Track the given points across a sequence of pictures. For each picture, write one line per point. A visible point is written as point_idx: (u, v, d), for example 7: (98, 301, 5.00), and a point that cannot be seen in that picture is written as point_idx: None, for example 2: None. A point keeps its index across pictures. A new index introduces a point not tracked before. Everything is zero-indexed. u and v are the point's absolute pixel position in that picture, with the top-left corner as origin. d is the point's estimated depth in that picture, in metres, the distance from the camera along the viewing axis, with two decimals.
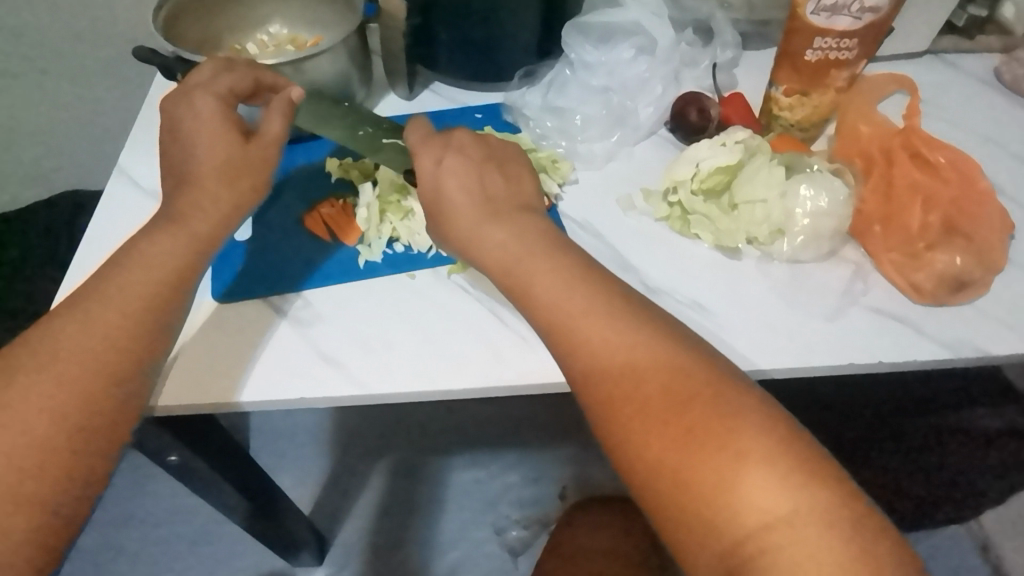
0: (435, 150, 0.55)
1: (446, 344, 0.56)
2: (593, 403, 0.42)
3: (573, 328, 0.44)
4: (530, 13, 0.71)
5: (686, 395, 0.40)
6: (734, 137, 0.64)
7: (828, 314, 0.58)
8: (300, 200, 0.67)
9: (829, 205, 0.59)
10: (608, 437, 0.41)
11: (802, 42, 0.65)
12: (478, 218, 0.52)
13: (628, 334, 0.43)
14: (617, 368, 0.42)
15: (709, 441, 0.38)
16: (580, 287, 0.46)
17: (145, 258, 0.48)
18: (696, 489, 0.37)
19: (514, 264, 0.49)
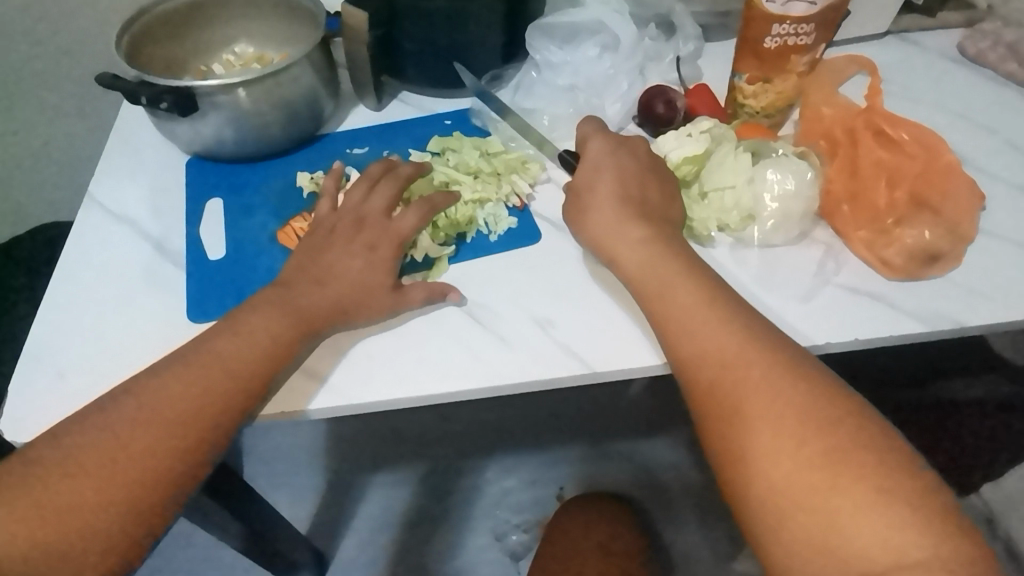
0: (588, 176, 0.59)
1: (431, 351, 0.56)
2: (722, 412, 0.44)
3: (706, 349, 0.47)
4: (492, 17, 0.72)
5: (823, 407, 0.43)
6: (698, 127, 0.64)
7: (804, 295, 0.59)
8: (272, 216, 0.67)
9: (796, 188, 0.60)
10: (727, 444, 0.43)
11: (760, 30, 0.66)
12: (617, 232, 0.55)
13: (764, 356, 0.45)
14: (753, 374, 0.45)
15: (841, 455, 0.41)
16: (719, 312, 0.48)
17: (226, 358, 0.50)
18: (816, 500, 0.40)
19: (645, 279, 0.52)
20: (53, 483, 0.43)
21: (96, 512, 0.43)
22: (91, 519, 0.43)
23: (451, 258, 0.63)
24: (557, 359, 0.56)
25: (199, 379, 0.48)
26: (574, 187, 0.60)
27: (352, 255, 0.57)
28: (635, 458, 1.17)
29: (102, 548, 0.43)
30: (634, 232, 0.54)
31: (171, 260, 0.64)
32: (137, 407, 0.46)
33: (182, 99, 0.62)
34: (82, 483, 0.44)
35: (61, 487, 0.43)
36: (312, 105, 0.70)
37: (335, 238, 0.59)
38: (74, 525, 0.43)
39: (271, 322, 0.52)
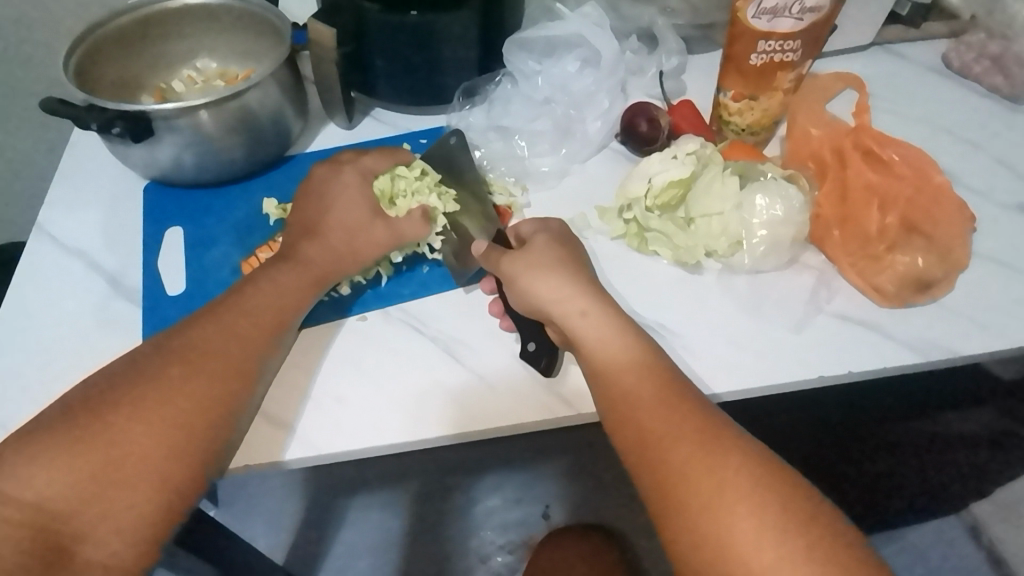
0: (544, 241, 0.56)
1: (396, 400, 0.53)
2: (696, 496, 0.41)
3: (669, 436, 0.44)
4: (466, 31, 0.68)
5: (789, 501, 0.41)
6: (685, 148, 0.61)
7: (793, 326, 0.57)
8: (236, 247, 0.63)
9: (785, 214, 0.57)
10: (701, 531, 0.40)
11: (745, 47, 0.64)
12: (576, 295, 0.51)
13: (737, 446, 0.44)
14: (715, 462, 0.43)
15: (807, 550, 0.39)
16: (687, 395, 0.47)
17: (244, 312, 0.51)
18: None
19: (616, 350, 0.49)
20: (91, 432, 0.43)
21: (138, 454, 0.43)
22: (142, 455, 0.43)
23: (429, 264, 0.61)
24: (539, 400, 0.53)
25: (223, 326, 0.50)
26: (533, 246, 0.55)
27: (301, 281, 0.54)
28: (621, 475, 1.15)
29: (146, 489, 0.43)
30: (607, 305, 0.51)
31: (125, 296, 0.60)
32: (163, 384, 0.46)
33: (135, 124, 0.58)
34: (127, 424, 0.44)
35: (99, 439, 0.43)
36: (276, 124, 0.66)
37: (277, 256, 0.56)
38: (115, 469, 0.43)
39: (285, 306, 0.53)
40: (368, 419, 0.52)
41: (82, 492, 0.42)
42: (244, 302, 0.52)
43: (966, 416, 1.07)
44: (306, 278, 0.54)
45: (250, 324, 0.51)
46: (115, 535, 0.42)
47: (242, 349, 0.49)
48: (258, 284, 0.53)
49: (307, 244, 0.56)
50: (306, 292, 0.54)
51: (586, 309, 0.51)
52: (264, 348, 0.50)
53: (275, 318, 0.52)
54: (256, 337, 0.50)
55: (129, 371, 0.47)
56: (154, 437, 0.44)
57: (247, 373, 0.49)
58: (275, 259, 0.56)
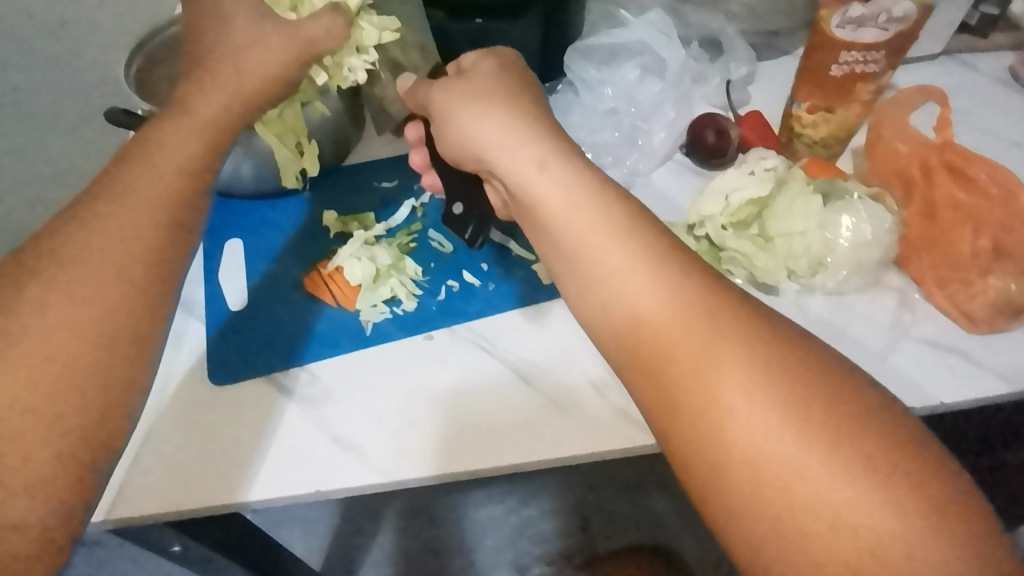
0: (484, 74, 0.46)
1: (448, 417, 0.51)
2: (698, 413, 0.32)
3: (655, 334, 0.34)
4: (530, 37, 0.66)
5: (819, 405, 0.31)
6: (763, 165, 0.59)
7: (879, 353, 0.54)
8: (295, 259, 0.61)
9: (873, 235, 0.54)
10: (706, 456, 0.31)
11: (826, 57, 0.61)
12: (526, 143, 0.41)
13: (739, 337, 0.33)
14: (724, 358, 0.33)
15: (856, 460, 0.30)
16: (668, 269, 0.35)
17: (122, 185, 0.39)
18: (851, 523, 0.29)
19: (575, 219, 0.38)
20: None
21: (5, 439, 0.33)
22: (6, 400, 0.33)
23: (493, 284, 0.59)
24: (614, 426, 0.51)
25: (90, 239, 0.37)
26: (472, 85, 0.45)
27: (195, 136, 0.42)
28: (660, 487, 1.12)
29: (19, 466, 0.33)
30: (566, 155, 0.40)
31: (186, 308, 0.58)
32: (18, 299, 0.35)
33: None
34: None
35: None
36: (339, 136, 0.64)
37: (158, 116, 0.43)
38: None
39: (170, 171, 0.40)
40: (433, 442, 0.50)
41: None
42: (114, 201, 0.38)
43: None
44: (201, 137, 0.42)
45: (126, 225, 0.37)
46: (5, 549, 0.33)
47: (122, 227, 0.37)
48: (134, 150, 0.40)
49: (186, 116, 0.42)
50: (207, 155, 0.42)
51: (544, 159, 0.40)
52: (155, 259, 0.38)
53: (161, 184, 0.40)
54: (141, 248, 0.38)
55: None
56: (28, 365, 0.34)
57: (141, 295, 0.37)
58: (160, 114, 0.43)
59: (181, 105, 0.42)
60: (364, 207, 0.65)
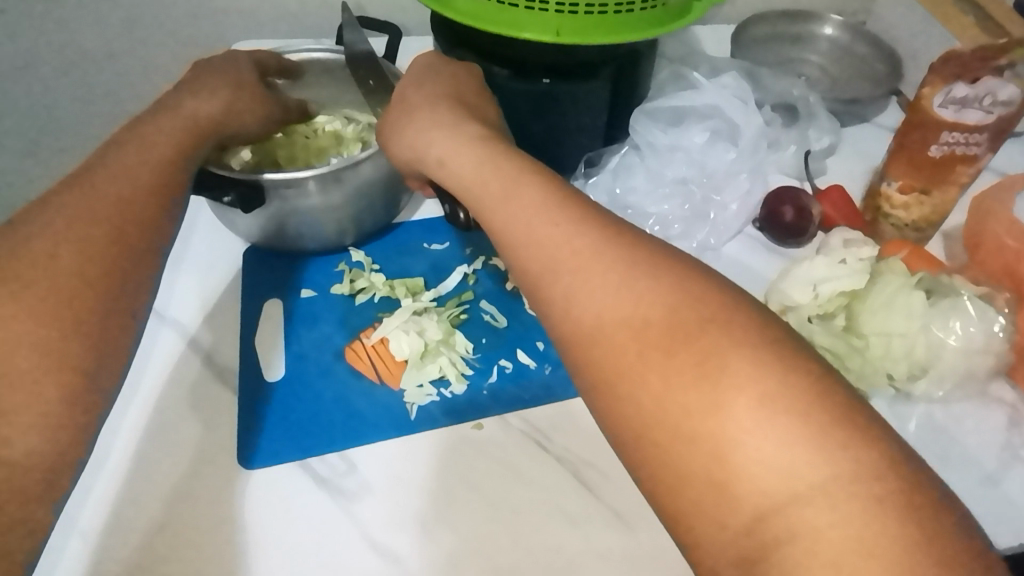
0: (413, 79, 0.49)
1: (450, 467, 0.48)
2: (573, 335, 0.33)
3: (541, 267, 0.34)
4: (600, 99, 0.62)
5: (675, 306, 0.31)
6: (856, 254, 0.53)
7: (989, 477, 0.47)
8: (337, 325, 0.57)
9: (983, 342, 0.48)
10: (586, 373, 0.32)
11: (924, 137, 0.56)
12: (438, 133, 0.43)
13: (606, 252, 0.33)
14: (594, 276, 0.33)
15: (696, 361, 0.29)
16: (556, 209, 0.36)
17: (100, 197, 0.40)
18: (723, 459, 0.27)
19: (475, 183, 0.40)
20: None
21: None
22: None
23: (550, 369, 0.54)
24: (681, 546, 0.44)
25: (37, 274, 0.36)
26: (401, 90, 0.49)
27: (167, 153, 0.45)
28: None
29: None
30: (468, 128, 0.43)
31: (216, 374, 0.54)
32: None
33: (245, 194, 0.53)
34: None
35: None
36: (391, 195, 0.61)
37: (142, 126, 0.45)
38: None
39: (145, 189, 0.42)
40: (471, 540, 0.45)
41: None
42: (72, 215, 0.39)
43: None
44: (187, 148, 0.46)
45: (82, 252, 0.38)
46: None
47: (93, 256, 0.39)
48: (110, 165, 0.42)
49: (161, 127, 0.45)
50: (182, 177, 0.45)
51: (444, 151, 0.42)
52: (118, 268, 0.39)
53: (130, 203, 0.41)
54: (107, 263, 0.39)
55: None
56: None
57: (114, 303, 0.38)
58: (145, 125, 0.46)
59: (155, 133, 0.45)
60: (414, 271, 0.61)
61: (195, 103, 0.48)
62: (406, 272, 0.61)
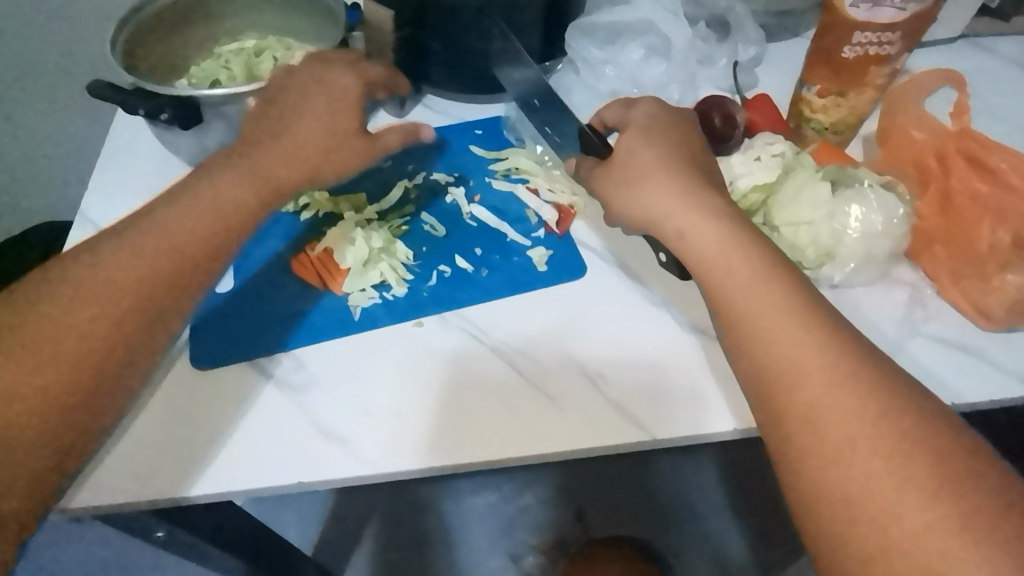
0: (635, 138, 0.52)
1: (428, 378, 0.51)
2: (797, 423, 0.37)
3: (773, 361, 0.39)
4: (532, 11, 0.63)
5: (902, 425, 0.35)
6: (769, 150, 0.56)
7: (890, 350, 0.51)
8: (283, 241, 0.59)
9: (883, 226, 0.52)
10: (796, 454, 0.37)
11: (838, 38, 0.58)
12: (687, 210, 0.47)
13: (835, 360, 0.38)
14: (847, 385, 0.37)
15: (918, 467, 0.34)
16: (801, 315, 0.40)
17: (163, 234, 0.44)
18: (922, 541, 0.32)
19: (727, 272, 0.44)
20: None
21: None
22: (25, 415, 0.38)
23: (486, 273, 0.57)
24: (609, 420, 0.49)
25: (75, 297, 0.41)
26: (626, 147, 0.52)
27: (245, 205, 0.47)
28: (660, 475, 1.09)
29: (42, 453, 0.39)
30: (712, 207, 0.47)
31: None
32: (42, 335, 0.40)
33: (186, 111, 0.55)
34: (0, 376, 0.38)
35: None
36: None
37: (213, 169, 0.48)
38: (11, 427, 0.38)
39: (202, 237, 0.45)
40: (430, 430, 0.48)
41: None
42: (130, 259, 0.43)
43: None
44: (251, 196, 0.47)
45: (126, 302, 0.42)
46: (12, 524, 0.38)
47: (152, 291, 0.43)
48: (180, 205, 0.45)
49: (223, 180, 0.47)
50: (247, 218, 0.47)
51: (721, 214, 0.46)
52: (149, 311, 0.43)
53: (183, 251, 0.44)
54: (141, 299, 0.42)
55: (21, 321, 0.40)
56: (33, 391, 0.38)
57: (133, 325, 0.42)
58: (217, 166, 0.48)
59: (227, 180, 0.47)
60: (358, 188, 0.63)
61: (262, 146, 0.50)
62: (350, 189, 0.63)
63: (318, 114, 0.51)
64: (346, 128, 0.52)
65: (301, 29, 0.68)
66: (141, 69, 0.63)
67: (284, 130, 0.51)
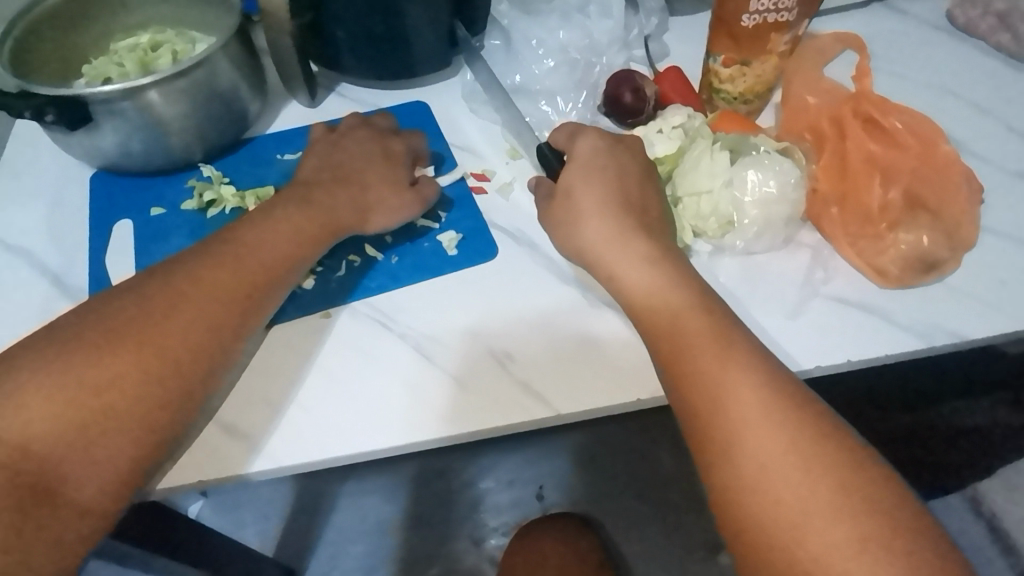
0: (579, 142, 0.55)
1: (343, 370, 0.51)
2: (700, 413, 0.41)
3: (684, 357, 0.43)
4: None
5: (795, 419, 0.39)
6: (671, 122, 0.58)
7: (790, 311, 0.52)
8: (190, 239, 0.58)
9: (779, 190, 0.53)
10: (698, 442, 0.41)
11: (737, 7, 0.58)
12: (619, 193, 0.51)
13: (736, 357, 0.42)
14: (743, 374, 0.41)
15: (803, 454, 0.38)
16: (710, 317, 0.44)
17: (248, 253, 0.49)
18: (801, 517, 0.36)
19: (644, 267, 0.48)
20: (79, 373, 0.41)
21: (50, 448, 0.39)
22: (122, 403, 0.41)
23: (397, 262, 0.57)
24: (516, 400, 0.49)
25: (156, 312, 0.44)
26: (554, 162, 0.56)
27: (282, 233, 0.51)
28: (618, 449, 1.10)
29: (134, 433, 0.41)
30: (628, 198, 0.51)
31: (71, 297, 0.55)
32: (131, 337, 0.43)
33: (70, 109, 0.53)
34: (106, 369, 0.42)
35: (100, 380, 0.41)
36: (236, 106, 0.61)
37: (279, 208, 0.53)
38: (103, 414, 0.41)
39: (279, 258, 0.50)
40: (337, 420, 0.48)
41: (73, 437, 0.40)
42: (210, 276, 0.47)
43: (979, 405, 0.93)
44: (316, 230, 0.52)
45: (195, 314, 0.45)
46: (97, 487, 0.40)
47: (234, 296, 0.47)
48: (258, 231, 0.51)
49: (292, 213, 0.53)
50: (319, 240, 0.52)
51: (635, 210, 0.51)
52: (231, 322, 0.46)
53: (262, 271, 0.49)
54: (222, 307, 0.46)
55: (109, 322, 0.43)
56: (131, 392, 0.42)
57: (218, 336, 0.46)
58: (288, 201, 0.54)
59: (286, 215, 0.52)
60: (269, 182, 0.62)
61: (327, 191, 0.55)
62: (259, 183, 0.62)
63: (374, 164, 0.58)
64: (400, 179, 0.57)
65: (203, 21, 0.67)
66: (32, 70, 0.61)
67: (342, 176, 0.57)
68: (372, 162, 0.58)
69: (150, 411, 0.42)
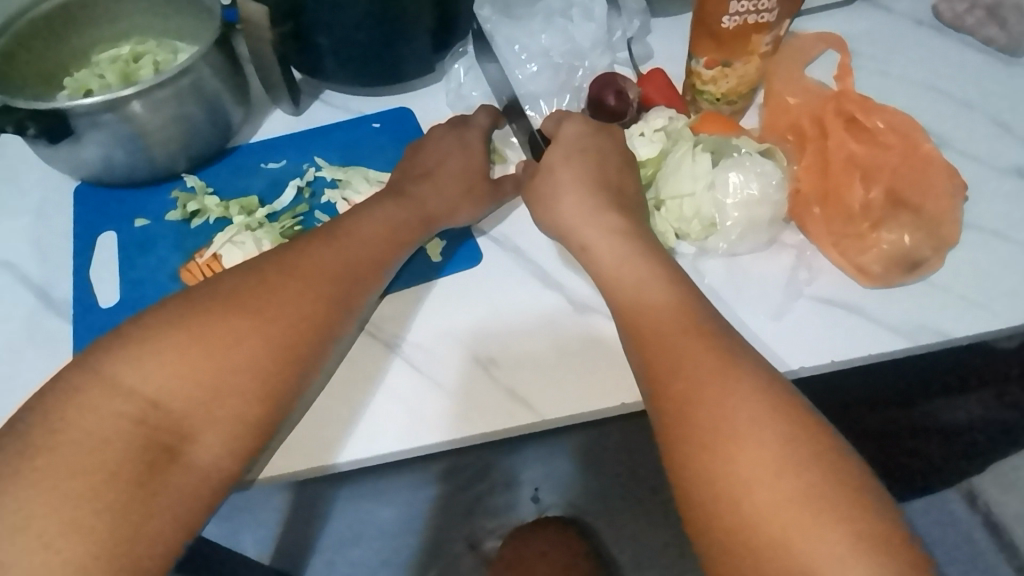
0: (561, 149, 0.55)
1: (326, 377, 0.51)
2: (681, 414, 0.40)
3: (667, 359, 0.42)
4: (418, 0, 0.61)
5: (778, 420, 0.38)
6: (652, 124, 0.58)
7: (774, 312, 0.52)
8: (174, 250, 0.58)
9: (761, 192, 0.53)
10: (675, 444, 0.39)
11: (716, 8, 0.57)
12: (601, 200, 0.51)
13: (719, 358, 0.41)
14: (729, 375, 0.40)
15: (787, 457, 0.37)
16: (691, 319, 0.44)
17: (355, 236, 0.51)
18: (784, 521, 0.35)
19: (628, 270, 0.48)
20: (206, 336, 0.42)
21: (180, 407, 0.40)
22: (250, 367, 0.42)
23: None
24: (500, 406, 0.49)
25: (270, 284, 0.46)
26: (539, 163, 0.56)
27: (381, 221, 0.53)
28: (614, 450, 1.10)
29: (255, 397, 0.42)
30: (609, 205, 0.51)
31: (57, 311, 0.55)
32: (255, 306, 0.44)
33: (50, 123, 0.53)
34: (231, 333, 0.43)
35: (227, 344, 0.42)
36: (220, 114, 0.61)
37: (373, 200, 0.55)
38: (229, 377, 0.42)
39: (383, 241, 0.52)
40: (320, 430, 0.48)
41: (201, 398, 0.41)
42: (324, 254, 0.49)
43: (959, 403, 0.93)
44: (412, 218, 0.54)
45: (311, 288, 0.47)
46: (216, 449, 0.40)
47: (344, 273, 0.49)
48: (362, 217, 0.53)
49: (388, 207, 0.54)
50: (415, 228, 0.54)
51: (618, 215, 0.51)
52: (341, 298, 0.48)
53: (372, 252, 0.51)
54: (333, 282, 0.48)
55: (228, 292, 0.45)
56: (255, 356, 0.43)
57: (333, 309, 0.47)
58: (383, 195, 0.56)
59: (384, 204, 0.54)
60: (253, 191, 0.62)
61: (422, 184, 0.57)
62: (243, 193, 0.62)
63: (463, 155, 0.59)
64: (480, 172, 0.58)
65: (184, 31, 0.67)
66: (16, 85, 0.61)
67: (432, 168, 0.58)
68: (456, 154, 0.59)
69: (270, 376, 0.43)
